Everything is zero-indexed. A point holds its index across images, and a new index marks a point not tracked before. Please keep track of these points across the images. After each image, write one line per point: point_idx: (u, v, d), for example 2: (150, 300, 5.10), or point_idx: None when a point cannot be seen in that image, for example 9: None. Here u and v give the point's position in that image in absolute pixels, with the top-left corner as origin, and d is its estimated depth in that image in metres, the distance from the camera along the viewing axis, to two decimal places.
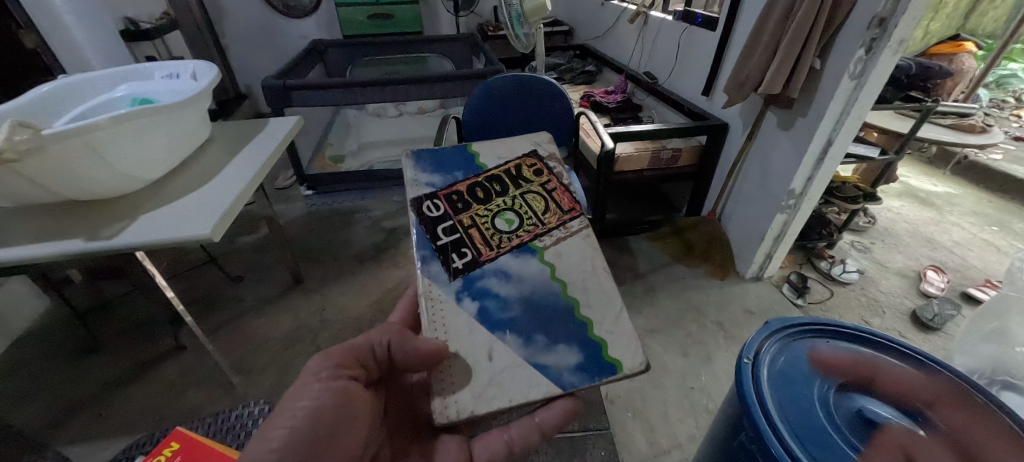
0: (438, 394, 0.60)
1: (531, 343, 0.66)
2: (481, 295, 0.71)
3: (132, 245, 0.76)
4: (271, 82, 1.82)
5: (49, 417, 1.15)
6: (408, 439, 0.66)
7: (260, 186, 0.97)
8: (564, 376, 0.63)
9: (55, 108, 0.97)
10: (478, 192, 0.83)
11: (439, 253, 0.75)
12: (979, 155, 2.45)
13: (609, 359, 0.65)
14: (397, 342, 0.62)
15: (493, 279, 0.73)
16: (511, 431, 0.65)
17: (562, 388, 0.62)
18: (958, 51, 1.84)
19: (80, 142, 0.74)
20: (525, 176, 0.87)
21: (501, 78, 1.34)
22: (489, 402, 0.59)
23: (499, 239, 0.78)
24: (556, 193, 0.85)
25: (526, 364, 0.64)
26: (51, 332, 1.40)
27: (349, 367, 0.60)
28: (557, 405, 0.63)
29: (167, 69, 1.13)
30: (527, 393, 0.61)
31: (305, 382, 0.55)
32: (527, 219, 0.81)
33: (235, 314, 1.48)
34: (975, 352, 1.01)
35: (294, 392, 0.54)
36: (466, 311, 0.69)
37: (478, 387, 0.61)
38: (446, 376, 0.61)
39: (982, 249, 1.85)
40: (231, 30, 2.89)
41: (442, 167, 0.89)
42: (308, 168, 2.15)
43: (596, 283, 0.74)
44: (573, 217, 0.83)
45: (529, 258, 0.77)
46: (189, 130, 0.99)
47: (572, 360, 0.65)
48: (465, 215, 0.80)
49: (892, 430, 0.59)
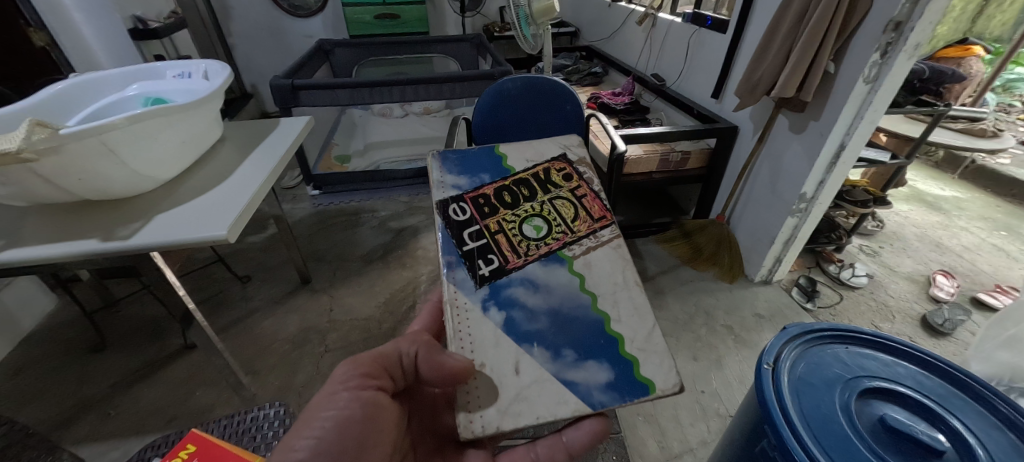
0: (462, 408, 0.60)
1: (559, 357, 0.66)
2: (507, 305, 0.71)
3: (149, 245, 0.75)
4: (279, 82, 1.81)
5: (58, 417, 1.15)
6: (431, 450, 0.65)
7: (273, 187, 0.97)
8: (594, 394, 0.63)
9: (69, 106, 0.97)
10: (505, 196, 0.83)
11: (465, 259, 0.75)
12: (987, 159, 2.45)
13: (641, 378, 0.65)
14: (424, 354, 0.62)
15: (521, 288, 0.73)
16: (539, 449, 0.65)
17: (591, 408, 0.62)
18: (966, 55, 1.84)
19: (97, 142, 0.73)
20: (553, 181, 0.87)
21: (511, 79, 1.34)
22: (514, 419, 0.59)
23: (526, 246, 0.78)
24: (586, 200, 0.85)
25: (555, 379, 0.63)
26: (59, 331, 1.40)
27: (377, 376, 0.60)
28: (585, 425, 0.63)
29: (179, 69, 1.13)
30: (554, 411, 0.61)
31: (334, 390, 0.56)
32: (555, 226, 0.81)
33: (243, 314, 1.48)
34: (993, 360, 1.00)
35: (323, 400, 0.54)
36: (492, 321, 0.69)
37: (504, 402, 0.60)
38: (471, 391, 0.61)
39: (991, 254, 1.84)
40: (237, 28, 2.89)
41: (469, 169, 0.89)
42: (315, 168, 2.15)
43: (628, 297, 0.74)
44: (603, 226, 0.83)
45: (557, 267, 0.76)
46: (201, 130, 0.99)
47: (602, 378, 0.64)
48: (492, 220, 0.80)
49: (914, 439, 0.59)
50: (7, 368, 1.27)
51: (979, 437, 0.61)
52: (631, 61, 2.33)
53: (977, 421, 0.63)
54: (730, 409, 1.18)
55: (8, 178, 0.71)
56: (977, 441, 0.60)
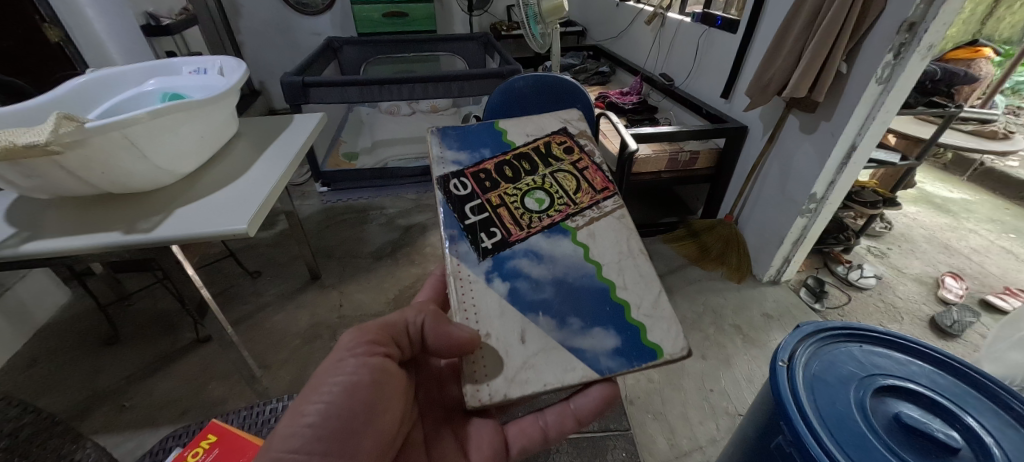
0: (470, 380, 0.60)
1: (565, 326, 0.66)
2: (512, 276, 0.70)
3: (171, 238, 0.77)
4: (290, 79, 1.83)
5: (75, 407, 1.17)
6: (438, 421, 0.68)
7: (289, 182, 0.98)
8: (601, 360, 0.64)
9: (90, 99, 0.98)
10: (506, 171, 0.80)
11: (467, 232, 0.73)
12: (996, 162, 2.44)
13: (648, 343, 0.66)
14: (430, 324, 0.62)
15: (525, 259, 0.72)
16: (547, 416, 0.70)
17: (599, 373, 0.63)
18: (976, 57, 1.79)
19: (120, 135, 0.74)
20: (554, 155, 0.84)
21: (522, 77, 1.34)
22: (521, 386, 0.60)
23: (528, 219, 0.76)
24: (588, 172, 0.83)
25: (561, 347, 0.64)
26: (73, 323, 1.41)
27: (384, 344, 0.61)
28: (594, 391, 0.65)
29: (194, 65, 1.14)
30: (561, 377, 0.62)
31: (341, 357, 0.56)
32: (558, 199, 0.79)
33: (254, 308, 1.50)
34: (1004, 360, 1.00)
35: (330, 367, 0.55)
36: (496, 292, 0.68)
37: (511, 371, 0.61)
38: (478, 361, 0.62)
39: (1000, 256, 1.84)
40: (246, 26, 2.90)
41: (469, 144, 0.85)
42: (323, 164, 2.15)
43: (633, 265, 0.73)
44: (606, 197, 0.81)
45: (560, 238, 0.75)
46: (219, 126, 1.00)
47: (609, 344, 0.65)
48: (493, 194, 0.77)
49: (928, 436, 0.60)
50: (23, 360, 1.29)
51: (993, 435, 0.61)
52: (640, 61, 2.32)
53: (991, 419, 0.64)
54: (738, 408, 1.18)
55: (33, 170, 0.72)
56: (990, 437, 0.61)
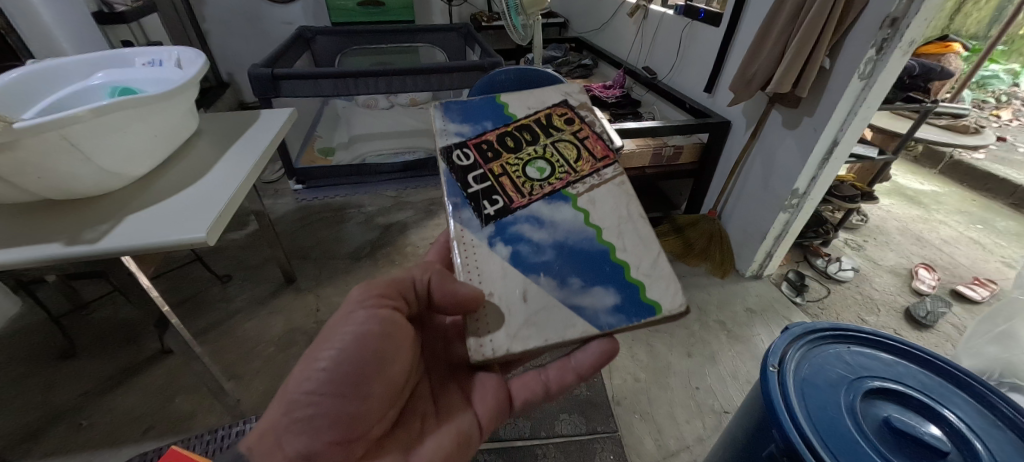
0: (473, 334, 0.58)
1: (565, 285, 0.63)
2: (513, 240, 0.66)
3: (119, 249, 0.70)
4: (259, 71, 1.72)
5: (28, 428, 1.08)
6: (444, 376, 0.66)
7: (255, 184, 0.91)
8: (601, 317, 0.61)
9: (27, 97, 0.88)
10: (508, 141, 0.75)
11: (470, 200, 0.69)
12: (964, 154, 2.52)
13: (648, 300, 0.62)
14: (437, 282, 0.61)
15: (526, 224, 0.68)
16: (548, 371, 0.66)
17: (598, 329, 0.60)
18: (947, 52, 1.83)
19: (58, 136, 0.67)
20: (555, 125, 0.78)
21: (501, 73, 1.27)
22: (524, 341, 0.58)
23: (530, 187, 0.72)
24: (588, 142, 0.77)
25: (562, 305, 0.61)
26: (23, 335, 1.31)
27: (391, 298, 0.60)
28: (592, 347, 0.62)
29: (149, 56, 1.05)
30: (562, 334, 0.59)
31: (351, 309, 0.56)
32: (559, 167, 0.74)
33: (225, 315, 1.42)
34: (980, 354, 1.03)
35: (341, 318, 0.55)
36: (498, 256, 0.65)
37: (513, 328, 0.59)
38: (481, 318, 0.59)
39: (968, 247, 1.90)
40: (212, 15, 2.75)
41: (472, 117, 0.79)
42: (297, 161, 2.06)
43: (633, 228, 0.69)
44: (606, 165, 0.76)
45: (561, 204, 0.70)
46: (176, 123, 0.92)
47: (608, 301, 0.62)
48: (496, 164, 0.73)
49: (918, 440, 0.59)
50: None
51: (980, 435, 0.62)
52: (622, 53, 2.29)
53: (977, 418, 0.64)
54: (725, 405, 1.18)
55: None
56: (976, 436, 0.61)
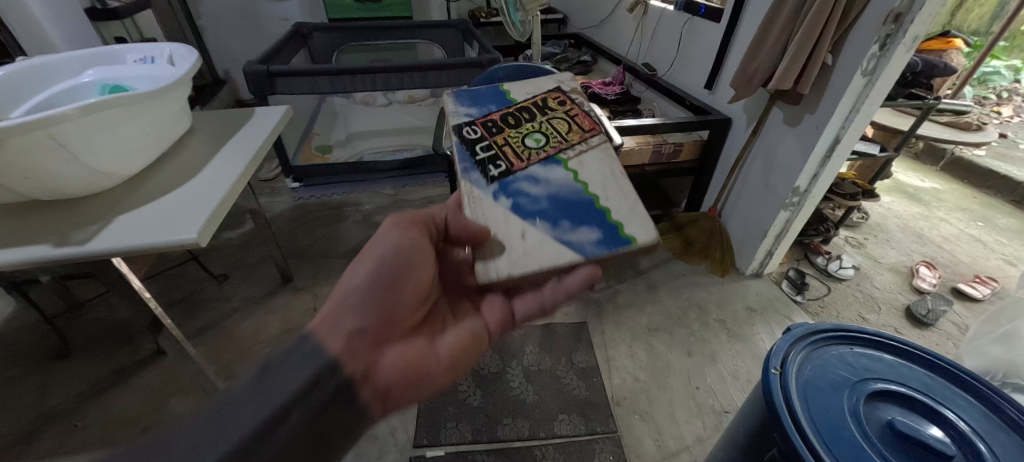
0: (473, 259, 0.58)
1: (553, 223, 0.62)
2: (505, 190, 0.66)
3: (108, 251, 0.68)
4: (254, 68, 1.70)
5: (22, 430, 1.07)
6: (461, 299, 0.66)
7: (249, 183, 0.90)
8: (586, 247, 0.60)
9: (16, 95, 0.86)
10: (508, 119, 0.77)
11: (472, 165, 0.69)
12: (965, 151, 2.50)
13: (628, 235, 0.62)
14: (452, 213, 0.65)
15: (519, 179, 0.68)
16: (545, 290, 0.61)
17: (582, 256, 0.59)
18: (948, 48, 1.82)
19: (44, 135, 0.65)
20: (551, 106, 0.79)
21: (501, 67, 1.31)
22: (514, 267, 0.57)
23: (527, 154, 0.71)
24: (579, 118, 0.78)
25: (549, 239, 0.60)
26: (17, 336, 1.30)
27: (417, 226, 0.64)
28: (579, 272, 0.59)
29: (140, 52, 1.03)
30: (551, 261, 0.58)
31: (384, 232, 0.61)
32: (553, 138, 0.74)
33: (221, 315, 1.41)
34: (983, 354, 1.02)
35: (376, 239, 0.60)
36: (500, 206, 0.64)
37: (506, 255, 0.58)
38: (479, 246, 0.59)
39: (969, 244, 1.89)
40: (208, 11, 2.72)
41: (477, 102, 0.81)
42: (294, 159, 2.04)
43: (618, 182, 0.69)
44: (595, 135, 0.76)
45: (553, 165, 0.70)
46: (168, 121, 0.91)
47: (594, 236, 0.61)
48: (498, 138, 0.74)
49: (923, 444, 0.58)
50: None
51: (984, 438, 0.61)
52: (622, 50, 2.27)
53: (980, 420, 0.63)
54: (725, 405, 1.18)
55: None
56: (980, 439, 0.60)
